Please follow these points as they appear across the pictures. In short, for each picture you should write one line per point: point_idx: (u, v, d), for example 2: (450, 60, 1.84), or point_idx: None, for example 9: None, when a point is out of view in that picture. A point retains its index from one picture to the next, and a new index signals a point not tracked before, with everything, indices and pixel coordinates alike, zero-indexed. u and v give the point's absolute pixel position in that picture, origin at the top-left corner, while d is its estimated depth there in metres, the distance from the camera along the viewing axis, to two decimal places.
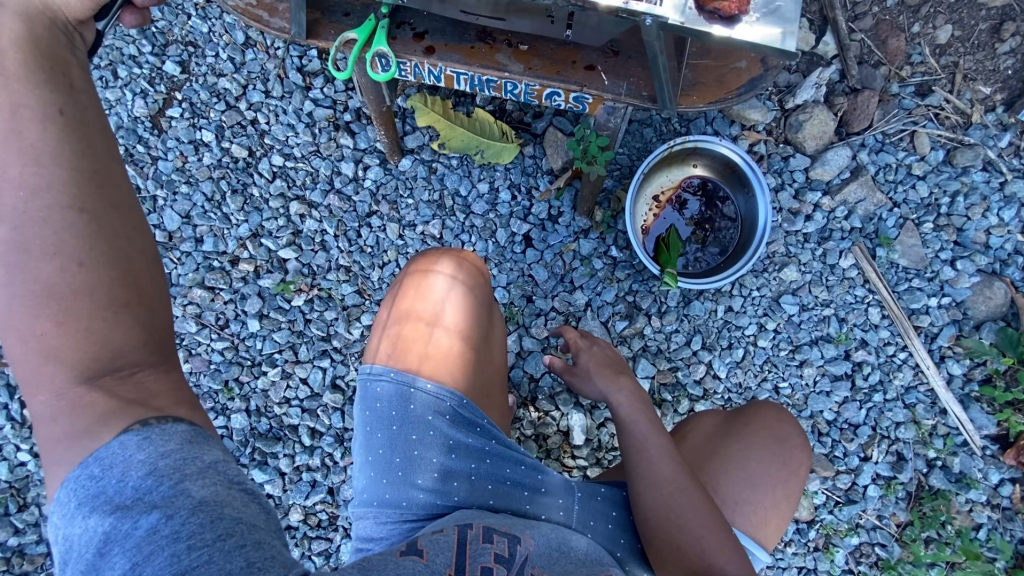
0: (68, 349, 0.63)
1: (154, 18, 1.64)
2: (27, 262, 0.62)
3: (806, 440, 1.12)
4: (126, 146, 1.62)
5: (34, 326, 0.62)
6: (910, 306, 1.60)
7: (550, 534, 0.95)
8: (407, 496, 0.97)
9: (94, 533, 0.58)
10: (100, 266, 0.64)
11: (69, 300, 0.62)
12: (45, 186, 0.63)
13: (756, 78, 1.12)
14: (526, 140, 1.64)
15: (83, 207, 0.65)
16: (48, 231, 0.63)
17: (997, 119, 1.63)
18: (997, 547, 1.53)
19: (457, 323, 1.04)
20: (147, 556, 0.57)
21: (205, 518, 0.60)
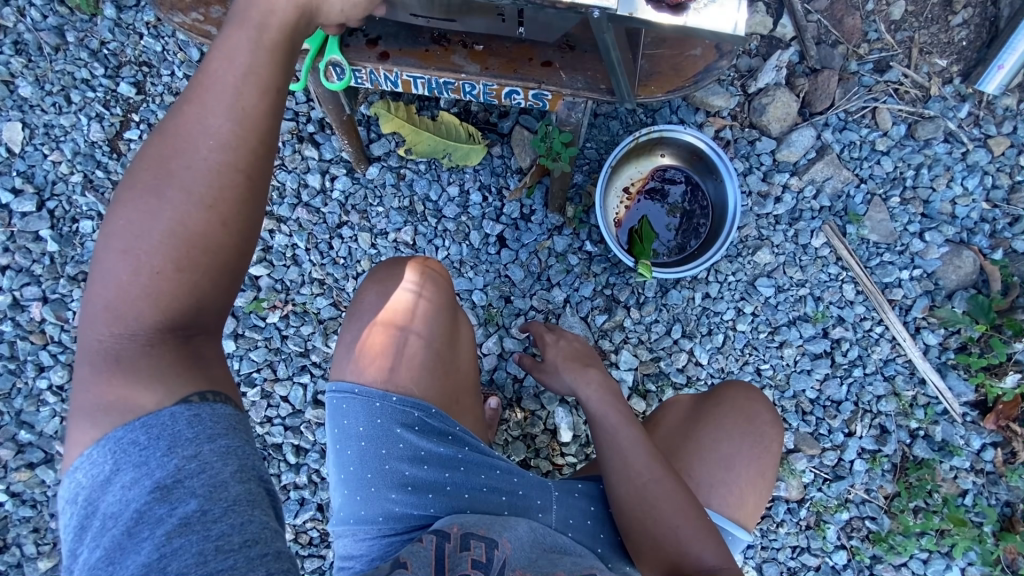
0: (150, 289, 0.65)
1: (105, 39, 1.60)
2: (149, 209, 0.66)
3: (776, 417, 1.12)
4: (85, 172, 1.57)
5: (129, 281, 0.65)
6: (883, 280, 1.62)
7: (527, 534, 0.94)
8: (382, 511, 0.95)
9: (129, 505, 0.60)
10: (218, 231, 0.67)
11: (166, 247, 0.65)
12: (222, 149, 0.68)
13: (713, 64, 1.12)
14: (493, 140, 1.63)
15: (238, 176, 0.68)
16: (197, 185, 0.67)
17: (955, 90, 1.65)
18: (984, 511, 1.55)
19: (421, 328, 1.03)
20: (175, 545, 0.59)
21: (236, 520, 0.62)
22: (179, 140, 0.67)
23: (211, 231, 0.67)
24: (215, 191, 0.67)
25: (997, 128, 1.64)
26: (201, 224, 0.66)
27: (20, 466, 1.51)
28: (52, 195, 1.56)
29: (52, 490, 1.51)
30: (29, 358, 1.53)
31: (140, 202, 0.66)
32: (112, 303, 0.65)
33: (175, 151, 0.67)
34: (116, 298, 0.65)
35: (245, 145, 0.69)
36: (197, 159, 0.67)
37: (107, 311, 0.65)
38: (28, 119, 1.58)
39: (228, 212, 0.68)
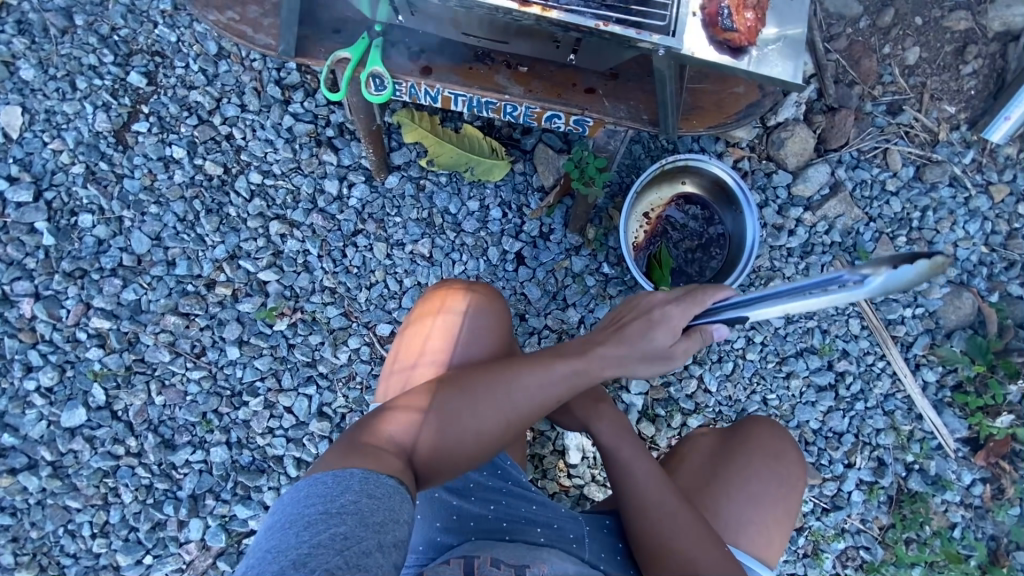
0: (436, 449, 0.87)
1: (117, 26, 1.53)
2: (466, 416, 0.90)
3: (801, 455, 1.10)
4: (87, 163, 1.49)
5: (410, 430, 0.87)
6: (887, 316, 1.66)
7: (566, 566, 0.93)
8: (426, 540, 0.96)
9: (301, 489, 0.73)
10: (460, 448, 0.89)
11: (456, 445, 0.88)
12: (510, 409, 0.91)
13: (754, 103, 1.14)
14: (516, 157, 1.61)
15: (494, 426, 0.91)
16: (483, 415, 0.90)
17: (962, 137, 1.72)
18: (972, 544, 1.60)
19: (484, 354, 1.01)
20: (313, 505, 0.71)
21: (364, 496, 0.73)
22: (601, 378, 0.95)
23: (459, 449, 0.89)
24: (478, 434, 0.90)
25: (998, 175, 1.71)
26: (477, 438, 0.90)
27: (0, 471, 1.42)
28: (51, 185, 1.48)
29: (34, 498, 1.43)
30: (16, 357, 1.45)
31: (498, 405, 0.91)
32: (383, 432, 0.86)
33: (514, 386, 0.91)
34: (399, 434, 0.86)
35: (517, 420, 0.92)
36: (516, 388, 0.91)
37: (398, 436, 0.86)
38: (28, 104, 1.49)
39: (469, 438, 0.89)
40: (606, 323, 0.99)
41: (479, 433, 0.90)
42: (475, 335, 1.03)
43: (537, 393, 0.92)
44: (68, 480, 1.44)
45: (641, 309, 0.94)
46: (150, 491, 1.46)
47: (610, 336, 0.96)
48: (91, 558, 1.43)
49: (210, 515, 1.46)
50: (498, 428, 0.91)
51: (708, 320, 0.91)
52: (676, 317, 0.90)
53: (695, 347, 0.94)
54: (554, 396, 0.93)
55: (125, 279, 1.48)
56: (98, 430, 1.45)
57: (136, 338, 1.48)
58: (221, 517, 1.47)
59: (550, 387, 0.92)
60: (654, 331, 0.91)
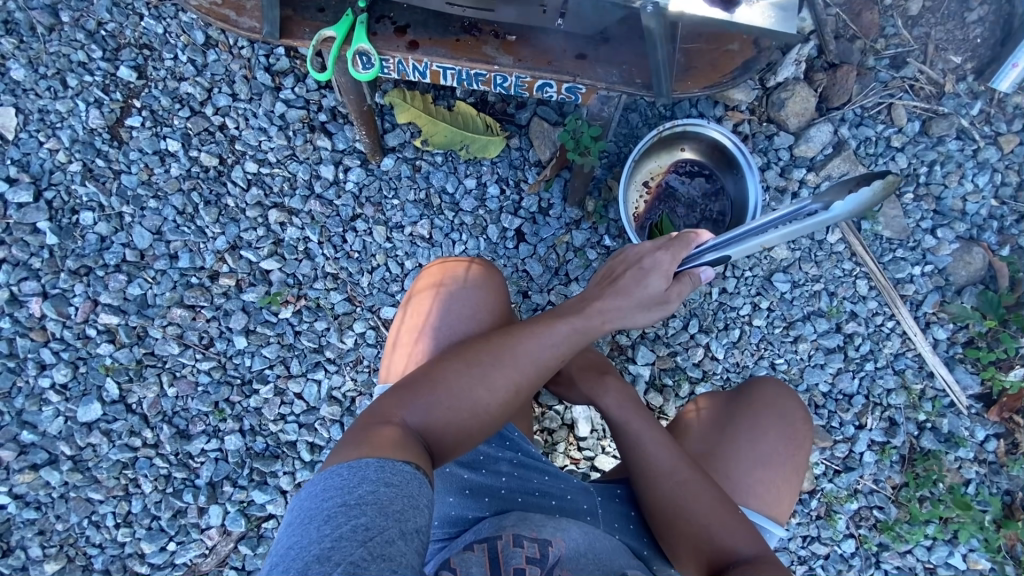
0: (446, 421, 0.85)
1: (103, 20, 1.52)
2: (472, 386, 0.87)
3: (807, 413, 1.09)
4: (84, 161, 1.50)
5: (419, 407, 0.84)
6: (895, 276, 1.64)
7: (582, 538, 0.90)
8: (440, 515, 0.95)
9: (318, 482, 0.72)
10: (471, 418, 0.87)
11: (468, 413, 0.86)
12: (517, 373, 0.89)
13: (750, 60, 1.11)
14: (511, 132, 1.59)
15: (503, 393, 0.88)
16: (489, 382, 0.87)
17: (968, 88, 1.67)
18: (987, 500, 1.60)
19: (482, 325, 1.00)
20: (332, 497, 0.69)
21: (381, 484, 0.71)
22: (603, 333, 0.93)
23: (471, 419, 0.86)
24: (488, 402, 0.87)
25: (1008, 125, 1.66)
26: (487, 406, 0.87)
27: (23, 467, 1.46)
28: (49, 185, 1.49)
29: (57, 492, 1.46)
30: (29, 356, 1.47)
31: (504, 371, 0.88)
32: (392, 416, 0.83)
33: (518, 351, 0.89)
34: (409, 413, 0.83)
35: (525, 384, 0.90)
36: (521, 350, 0.89)
37: (408, 414, 0.83)
38: (21, 104, 1.50)
39: (478, 408, 0.87)
40: (599, 281, 0.99)
41: (490, 398, 0.87)
42: (471, 309, 1.01)
43: (542, 354, 0.90)
44: (88, 473, 1.47)
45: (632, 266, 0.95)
46: (169, 480, 1.49)
47: (607, 290, 0.95)
48: (117, 547, 1.47)
49: (229, 501, 1.49)
50: (508, 395, 0.88)
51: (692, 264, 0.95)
52: (664, 263, 0.93)
53: (689, 291, 0.94)
54: (560, 354, 0.91)
55: (130, 274, 1.50)
56: (114, 424, 1.48)
57: (145, 332, 1.50)
58: (239, 502, 1.50)
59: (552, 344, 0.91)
60: (647, 280, 0.93)
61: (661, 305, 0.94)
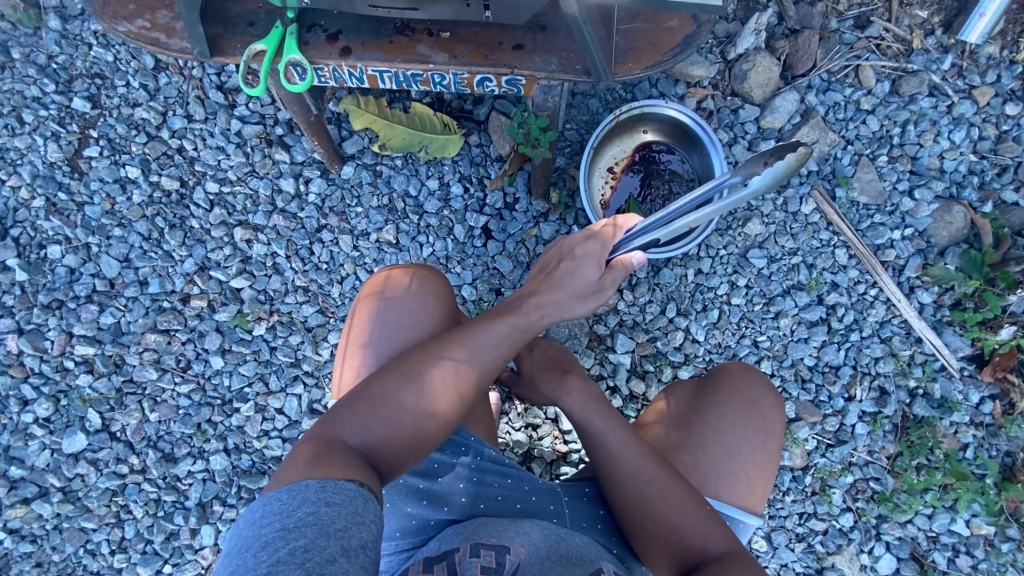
0: (391, 435, 0.85)
1: (53, 53, 1.52)
2: (415, 396, 0.87)
3: (778, 397, 1.07)
4: (47, 196, 1.51)
5: (363, 424, 0.85)
6: (875, 242, 1.60)
7: (542, 539, 0.89)
8: (401, 524, 0.98)
9: (258, 508, 0.72)
10: (416, 429, 0.87)
11: (414, 425, 0.87)
12: (459, 377, 0.89)
13: (691, 35, 1.08)
14: (469, 129, 1.57)
15: (448, 399, 0.88)
16: (432, 390, 0.88)
17: (937, 42, 1.62)
18: (985, 463, 1.56)
19: (425, 331, 1.01)
20: (271, 521, 0.70)
21: (322, 505, 0.71)
22: (542, 328, 0.96)
23: (416, 431, 0.87)
24: (432, 412, 0.87)
25: (982, 77, 1.61)
26: (433, 411, 0.88)
27: (14, 502, 1.48)
28: (16, 222, 1.51)
29: (51, 524, 1.48)
30: (11, 392, 1.49)
31: (447, 376, 0.89)
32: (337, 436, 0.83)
33: (459, 354, 0.90)
34: (353, 431, 0.84)
35: (470, 387, 0.91)
36: (462, 352, 0.90)
37: (352, 433, 0.84)
38: None
39: (424, 419, 0.87)
40: (534, 277, 1.02)
41: (435, 407, 0.88)
42: (412, 317, 1.01)
43: (483, 355, 0.91)
44: (79, 503, 1.49)
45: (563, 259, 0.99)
46: (159, 504, 1.51)
47: (543, 285, 0.98)
48: (114, 573, 1.49)
49: (219, 520, 1.50)
50: (453, 398, 0.89)
51: (622, 251, 0.98)
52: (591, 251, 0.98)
53: (622, 278, 0.97)
54: (503, 353, 0.93)
55: (101, 304, 1.51)
56: (99, 452, 1.50)
57: (122, 359, 1.51)
58: (229, 521, 1.51)
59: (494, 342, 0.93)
60: (579, 271, 0.97)
61: (597, 294, 0.97)
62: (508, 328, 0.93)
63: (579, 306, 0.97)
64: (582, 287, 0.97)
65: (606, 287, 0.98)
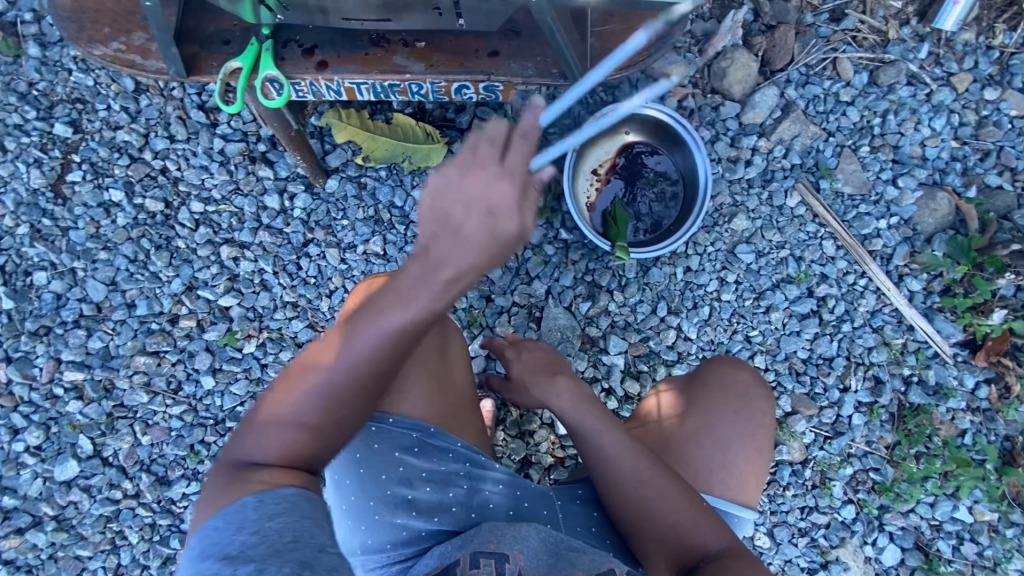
0: (295, 444, 0.75)
1: (33, 80, 1.52)
2: (308, 399, 0.75)
3: (766, 389, 1.08)
4: (31, 223, 1.51)
5: (257, 442, 0.75)
6: (861, 232, 1.60)
7: (541, 542, 0.89)
8: (391, 537, 0.95)
9: (196, 543, 0.69)
10: (322, 432, 0.76)
11: (320, 427, 0.76)
12: (358, 367, 0.75)
13: (663, 35, 1.09)
14: (452, 137, 1.58)
15: (352, 392, 0.76)
16: (331, 389, 0.75)
17: (913, 31, 1.63)
18: (984, 449, 1.56)
19: (409, 340, 1.00)
20: (211, 546, 0.66)
21: (260, 517, 0.68)
22: (448, 293, 0.75)
23: (321, 434, 0.76)
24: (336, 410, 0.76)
25: (959, 64, 1.62)
26: (343, 404, 0.76)
27: (7, 533, 1.46)
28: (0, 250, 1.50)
29: (45, 553, 1.47)
30: None
31: (346, 370, 0.75)
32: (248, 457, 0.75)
33: (350, 344, 0.75)
34: (253, 451, 0.75)
35: (376, 373, 0.77)
36: (352, 343, 0.75)
37: (251, 453, 0.74)
38: None
39: (331, 420, 0.76)
40: (424, 230, 0.74)
41: (340, 402, 0.76)
42: None
43: (382, 340, 0.76)
44: (75, 530, 1.47)
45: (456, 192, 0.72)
46: (154, 528, 1.49)
47: (431, 243, 0.74)
48: None
49: None
50: (362, 385, 0.76)
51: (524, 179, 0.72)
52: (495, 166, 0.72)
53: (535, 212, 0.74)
54: (405, 333, 0.76)
55: (89, 328, 1.50)
56: (92, 478, 1.48)
57: (112, 384, 1.50)
58: None
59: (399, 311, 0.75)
60: (469, 217, 0.71)
61: (505, 240, 0.73)
62: (407, 305, 0.75)
63: (489, 257, 0.73)
64: (480, 238, 0.72)
65: (519, 227, 0.72)
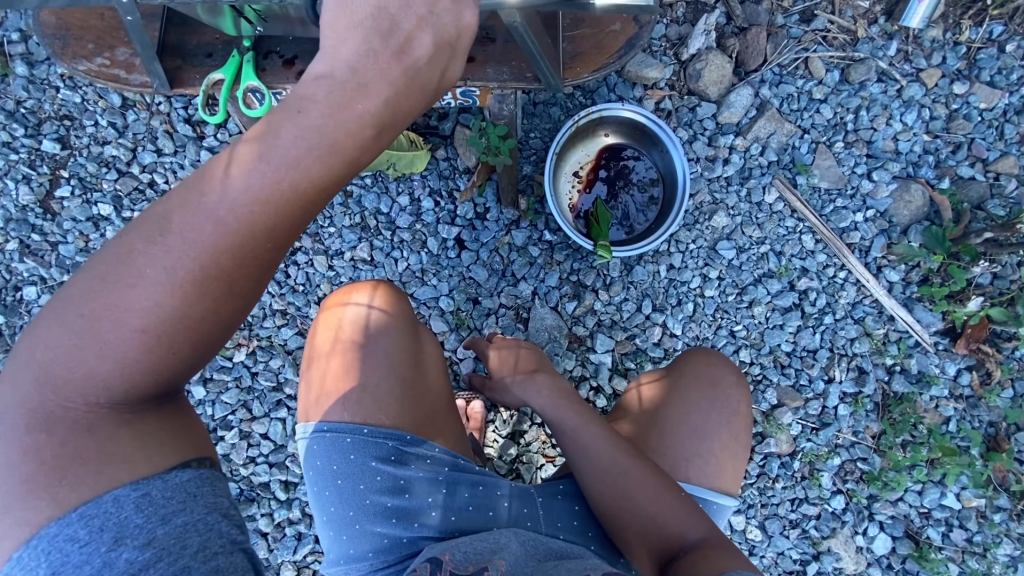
0: (135, 354, 0.63)
1: (20, 98, 1.55)
2: (146, 293, 0.62)
3: (740, 378, 1.10)
4: (21, 238, 1.52)
5: (89, 364, 0.62)
6: (839, 226, 1.64)
7: (520, 548, 0.90)
8: (372, 546, 0.96)
9: (87, 522, 0.61)
10: (173, 339, 0.64)
11: (164, 328, 0.63)
12: (213, 249, 0.63)
13: (633, 38, 1.12)
14: (436, 144, 1.60)
15: (214, 284, 0.64)
16: (176, 277, 0.62)
17: (881, 30, 1.68)
18: (968, 435, 1.58)
19: (381, 353, 1.01)
20: (117, 532, 0.61)
21: (175, 507, 0.65)
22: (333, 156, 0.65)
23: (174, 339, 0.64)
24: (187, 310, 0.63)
25: (927, 60, 1.66)
26: (188, 298, 0.63)
27: None
28: None
29: None
30: None
31: (197, 251, 0.62)
32: (78, 378, 0.63)
33: (201, 220, 0.62)
34: (87, 378, 0.63)
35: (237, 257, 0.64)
36: (205, 218, 0.62)
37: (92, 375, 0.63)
38: None
39: (178, 321, 0.63)
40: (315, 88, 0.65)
41: (188, 299, 0.63)
42: (368, 338, 1.02)
43: (239, 212, 0.63)
44: None
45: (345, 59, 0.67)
46: None
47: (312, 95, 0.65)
48: None
49: None
50: (209, 271, 0.63)
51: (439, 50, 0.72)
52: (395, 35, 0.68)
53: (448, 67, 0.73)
54: (265, 202, 0.64)
55: None
56: None
57: None
58: None
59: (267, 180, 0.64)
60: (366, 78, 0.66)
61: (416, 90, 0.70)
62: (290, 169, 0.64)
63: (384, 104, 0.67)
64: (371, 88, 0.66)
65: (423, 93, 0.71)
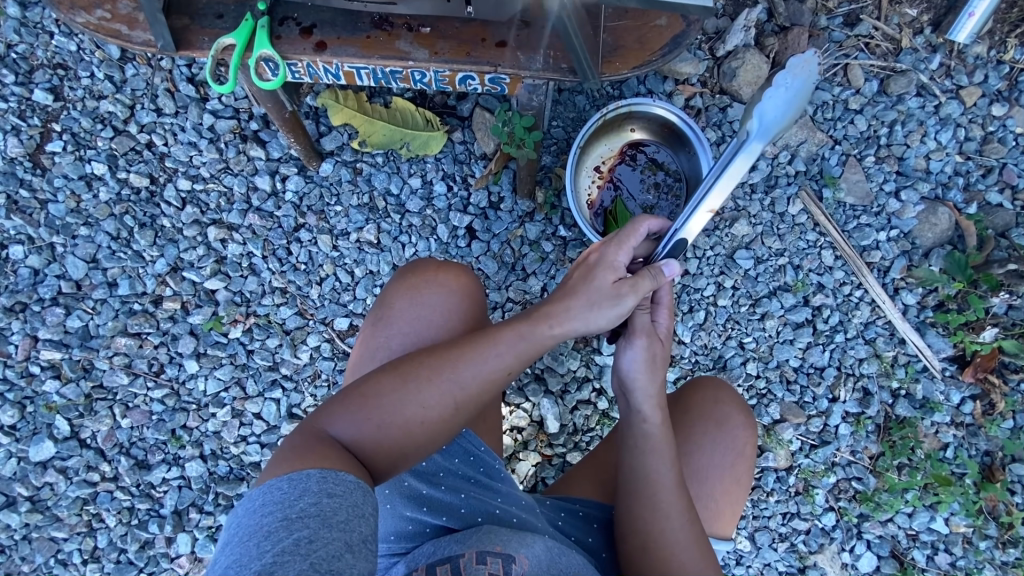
0: (388, 432, 0.84)
1: (12, 42, 1.46)
2: (425, 399, 0.85)
3: (746, 414, 1.09)
4: (8, 193, 1.45)
5: (345, 421, 0.83)
6: (860, 243, 1.59)
7: (544, 552, 0.87)
8: (396, 529, 0.99)
9: (281, 483, 0.71)
10: (413, 433, 0.85)
11: (403, 422, 0.84)
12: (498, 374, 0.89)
13: (680, 35, 1.05)
14: (453, 126, 1.53)
15: (455, 406, 0.87)
16: (430, 402, 0.85)
17: (926, 41, 1.61)
18: (965, 463, 1.57)
19: (448, 333, 1.02)
20: (298, 489, 0.71)
21: (341, 493, 0.72)
22: (554, 336, 0.92)
23: (411, 435, 0.85)
24: (426, 420, 0.85)
25: (969, 77, 1.60)
26: (454, 410, 0.87)
27: None
28: None
29: (20, 533, 1.43)
30: None
31: (490, 371, 0.88)
32: (366, 425, 0.83)
33: (478, 362, 0.88)
34: (391, 433, 0.83)
35: (470, 402, 0.88)
36: (464, 366, 0.87)
37: (373, 437, 0.83)
38: None
39: (416, 430, 0.85)
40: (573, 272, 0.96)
41: (424, 418, 0.85)
42: (443, 315, 1.03)
43: (489, 364, 0.88)
44: (48, 512, 1.43)
45: (607, 261, 0.92)
46: (133, 512, 1.45)
47: (571, 289, 0.93)
48: None
49: (196, 528, 1.45)
50: (472, 398, 0.88)
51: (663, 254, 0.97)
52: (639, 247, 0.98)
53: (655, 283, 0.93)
54: (506, 367, 0.89)
55: (68, 307, 1.45)
56: (69, 460, 1.44)
57: (91, 364, 1.45)
58: (208, 528, 1.46)
59: (529, 339, 0.90)
60: (595, 276, 0.92)
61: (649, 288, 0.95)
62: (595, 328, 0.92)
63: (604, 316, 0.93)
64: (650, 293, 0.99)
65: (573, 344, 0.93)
